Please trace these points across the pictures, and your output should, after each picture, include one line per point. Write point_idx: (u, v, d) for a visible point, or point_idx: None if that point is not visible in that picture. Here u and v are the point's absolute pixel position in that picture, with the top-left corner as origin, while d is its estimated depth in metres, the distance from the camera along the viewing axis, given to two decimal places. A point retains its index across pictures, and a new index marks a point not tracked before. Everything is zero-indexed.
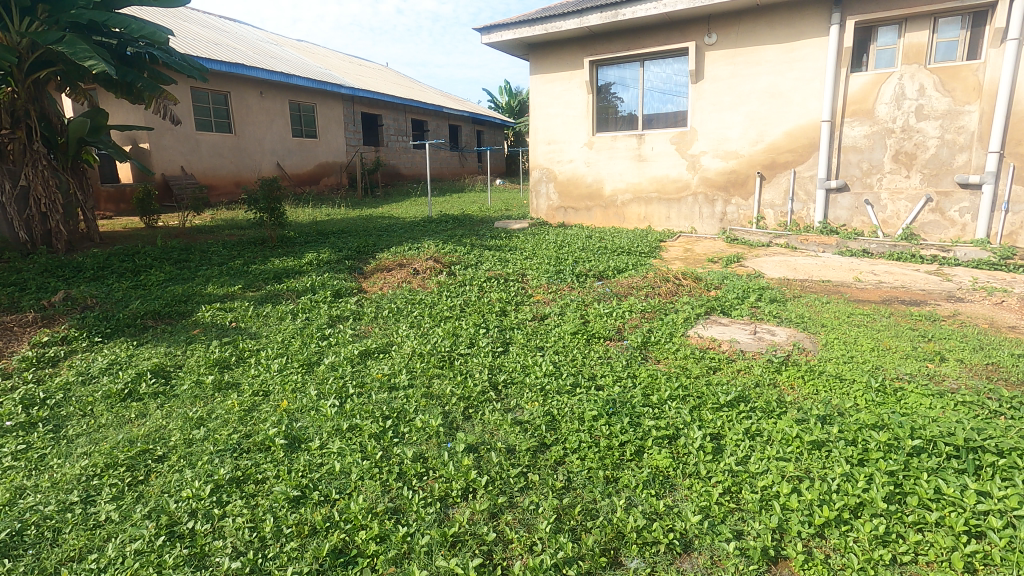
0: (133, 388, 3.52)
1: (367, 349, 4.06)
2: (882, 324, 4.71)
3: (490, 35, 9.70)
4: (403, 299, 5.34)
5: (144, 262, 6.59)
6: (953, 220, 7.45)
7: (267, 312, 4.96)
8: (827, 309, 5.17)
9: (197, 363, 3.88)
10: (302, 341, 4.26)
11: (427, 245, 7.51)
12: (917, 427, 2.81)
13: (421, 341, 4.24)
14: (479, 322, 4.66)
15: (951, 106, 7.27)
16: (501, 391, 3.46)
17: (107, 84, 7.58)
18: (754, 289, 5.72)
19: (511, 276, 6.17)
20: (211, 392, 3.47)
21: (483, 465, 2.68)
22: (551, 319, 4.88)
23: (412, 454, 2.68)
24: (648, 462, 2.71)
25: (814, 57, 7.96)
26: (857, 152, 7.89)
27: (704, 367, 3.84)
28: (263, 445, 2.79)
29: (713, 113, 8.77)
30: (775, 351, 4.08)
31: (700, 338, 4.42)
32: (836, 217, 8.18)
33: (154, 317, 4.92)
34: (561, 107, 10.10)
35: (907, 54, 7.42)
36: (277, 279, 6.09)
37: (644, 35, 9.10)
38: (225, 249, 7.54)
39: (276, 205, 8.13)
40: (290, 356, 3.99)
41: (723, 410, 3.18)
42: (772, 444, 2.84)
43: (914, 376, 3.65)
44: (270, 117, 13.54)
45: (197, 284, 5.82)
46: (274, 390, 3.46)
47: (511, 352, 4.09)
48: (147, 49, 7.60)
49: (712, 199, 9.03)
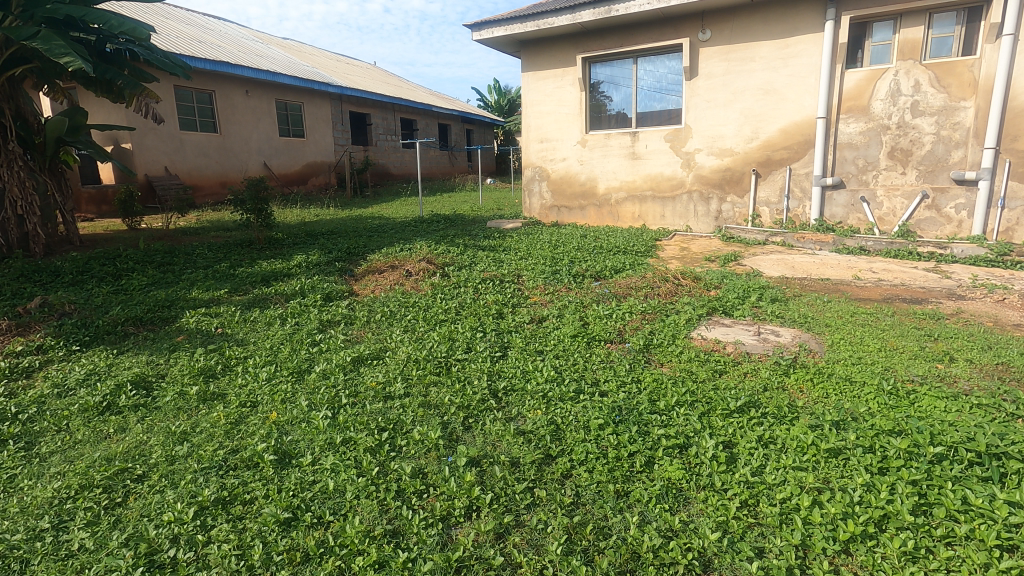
0: (112, 400, 3.33)
1: (361, 355, 3.91)
2: (887, 323, 4.65)
3: (481, 32, 9.55)
4: (396, 301, 5.19)
5: (125, 265, 6.36)
6: (949, 216, 7.42)
7: (254, 317, 4.79)
8: (828, 308, 5.10)
9: (181, 373, 3.70)
10: (291, 348, 4.10)
11: (419, 246, 7.35)
12: (937, 433, 2.73)
13: (417, 346, 4.09)
14: (477, 325, 4.53)
15: (947, 102, 7.24)
16: (502, 399, 3.32)
17: (86, 82, 7.34)
18: (754, 288, 5.63)
19: (507, 277, 6.03)
20: (197, 403, 3.31)
21: (487, 480, 2.52)
22: (550, 321, 4.74)
23: (411, 470, 2.52)
24: (660, 474, 2.57)
25: (809, 54, 7.88)
26: (852, 149, 7.83)
27: (710, 370, 3.73)
28: (251, 462, 2.63)
29: (707, 109, 8.68)
30: (782, 353, 3.97)
31: (704, 340, 4.30)
32: (832, 214, 8.11)
33: (136, 323, 4.73)
34: (553, 105, 9.96)
35: (902, 50, 7.36)
36: (265, 282, 5.91)
37: (637, 32, 8.99)
38: (210, 250, 7.33)
39: (263, 205, 7.95)
40: (280, 364, 3.83)
41: (734, 416, 3.07)
42: (787, 452, 2.73)
43: (925, 377, 3.56)
44: (256, 116, 13.28)
45: (182, 288, 5.63)
46: (264, 401, 3.31)
47: (510, 356, 3.95)
48: (127, 46, 7.45)
49: (707, 197, 8.93)
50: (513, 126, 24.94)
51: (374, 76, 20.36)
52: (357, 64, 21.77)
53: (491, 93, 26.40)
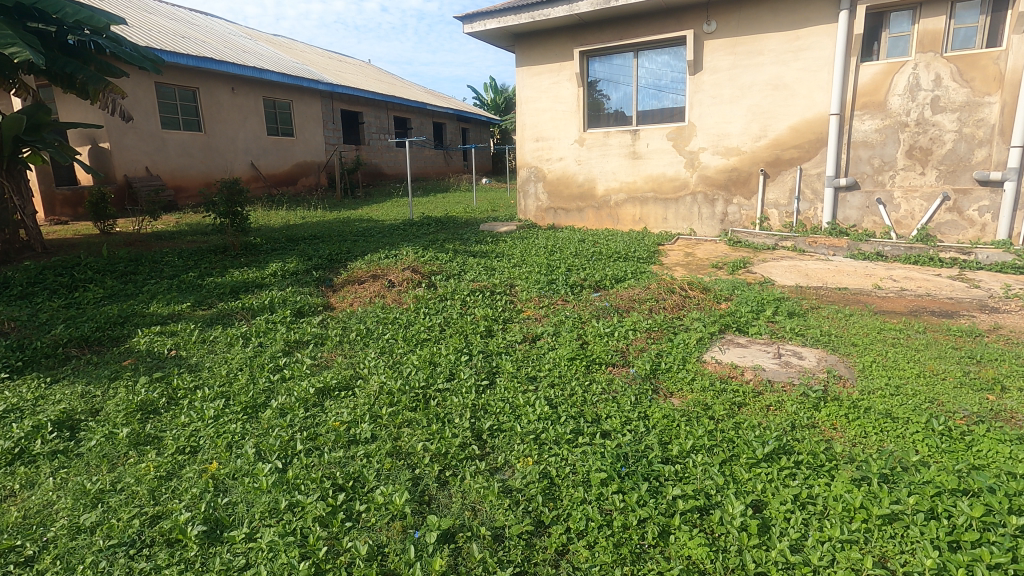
0: (26, 446, 2.84)
1: (326, 386, 3.40)
2: (920, 342, 4.17)
3: (472, 25, 9.01)
4: (374, 317, 4.68)
5: (83, 275, 5.84)
6: (972, 219, 6.95)
7: (214, 337, 4.27)
8: (851, 324, 4.62)
9: (117, 409, 3.20)
10: (249, 376, 3.59)
11: (405, 252, 6.85)
12: (1013, 494, 2.26)
13: (392, 374, 3.57)
14: (461, 346, 4.02)
15: (970, 97, 6.76)
16: (487, 443, 2.82)
17: (45, 75, 6.81)
18: (769, 300, 5.14)
19: (498, 287, 5.54)
20: (125, 449, 2.80)
21: (462, 564, 2.04)
22: (545, 341, 4.25)
23: (367, 551, 2.04)
24: (677, 552, 2.10)
25: (822, 46, 7.39)
26: (868, 148, 7.34)
27: (727, 404, 3.25)
28: (171, 538, 2.14)
29: (712, 106, 8.19)
30: (810, 382, 3.46)
31: (718, 365, 3.79)
32: (845, 217, 7.62)
33: (81, 345, 4.22)
34: (549, 101, 9.46)
35: (922, 41, 6.87)
36: (234, 294, 5.41)
37: (638, 24, 8.49)
38: (180, 258, 6.81)
39: (238, 209, 7.45)
40: (232, 398, 3.32)
41: (764, 467, 2.57)
42: (829, 518, 2.25)
43: (979, 413, 3.08)
44: (241, 114, 12.74)
45: (140, 302, 5.11)
46: (206, 446, 2.81)
47: (499, 386, 3.45)
48: (91, 37, 6.93)
49: (712, 198, 8.43)
50: (508, 125, 24.54)
51: (366, 74, 19.83)
52: (349, 61, 21.27)
53: (486, 92, 25.99)
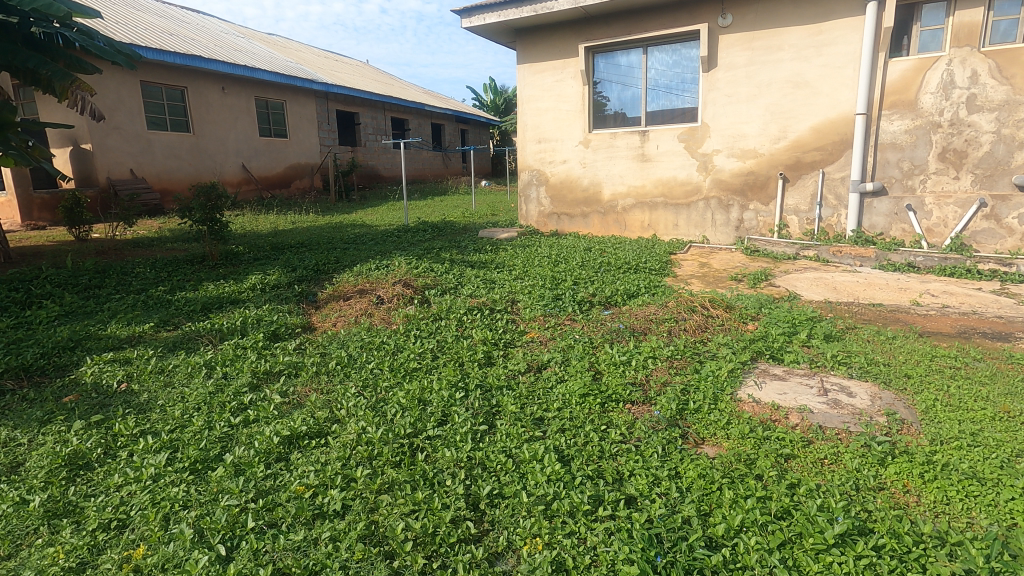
0: None
1: (295, 433, 2.84)
2: (983, 373, 3.62)
3: (471, 19, 8.51)
4: (358, 342, 4.13)
5: (40, 290, 5.29)
6: (1011, 227, 6.41)
7: (173, 366, 3.72)
8: (896, 350, 4.06)
9: (38, 464, 2.65)
10: (205, 418, 3.03)
11: (397, 263, 6.29)
12: None
13: (372, 416, 3.00)
14: (456, 379, 3.46)
15: (1010, 95, 6.22)
16: (484, 517, 2.28)
17: (8, 70, 6.27)
18: (801, 319, 4.58)
19: (498, 304, 4.99)
20: (34, 525, 2.26)
21: None
22: (551, 371, 3.69)
23: None
24: None
25: (847, 41, 6.86)
26: (896, 150, 6.81)
27: (773, 458, 2.70)
28: None
29: (727, 105, 7.66)
30: (870, 430, 2.90)
31: (756, 405, 3.24)
32: (871, 224, 7.08)
33: (19, 376, 3.67)
34: (552, 101, 8.93)
35: (957, 35, 6.34)
36: (206, 311, 4.88)
37: (647, 18, 7.96)
38: (152, 269, 6.26)
39: (217, 215, 6.87)
40: (180, 449, 2.76)
41: (837, 556, 2.03)
42: None
43: None
44: (231, 114, 12.18)
45: (97, 322, 4.57)
46: (136, 520, 2.26)
47: (499, 433, 2.88)
48: (58, 30, 6.40)
49: (726, 204, 7.90)
50: (508, 126, 24.01)
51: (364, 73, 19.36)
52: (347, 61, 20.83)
53: (486, 93, 25.47)
